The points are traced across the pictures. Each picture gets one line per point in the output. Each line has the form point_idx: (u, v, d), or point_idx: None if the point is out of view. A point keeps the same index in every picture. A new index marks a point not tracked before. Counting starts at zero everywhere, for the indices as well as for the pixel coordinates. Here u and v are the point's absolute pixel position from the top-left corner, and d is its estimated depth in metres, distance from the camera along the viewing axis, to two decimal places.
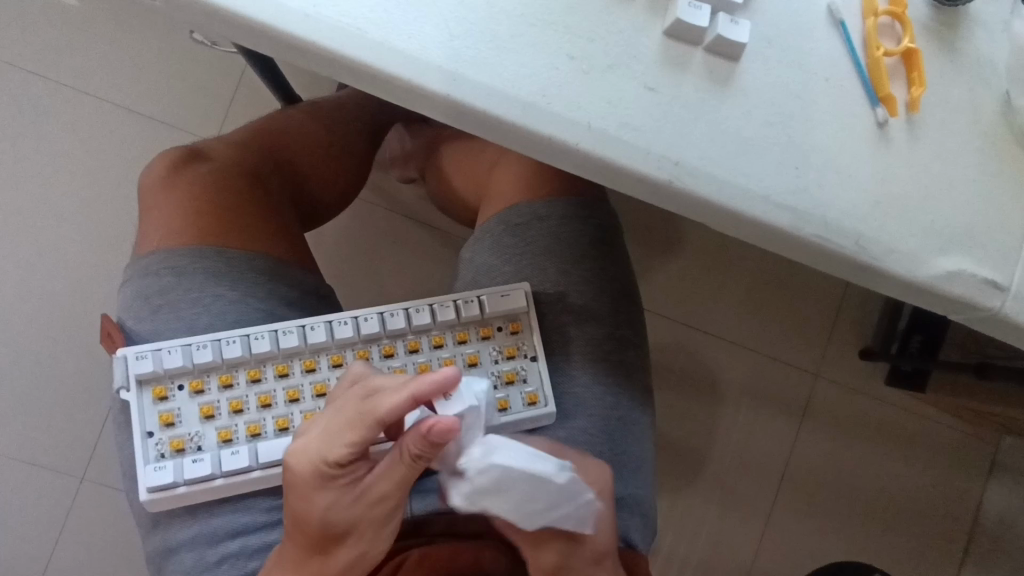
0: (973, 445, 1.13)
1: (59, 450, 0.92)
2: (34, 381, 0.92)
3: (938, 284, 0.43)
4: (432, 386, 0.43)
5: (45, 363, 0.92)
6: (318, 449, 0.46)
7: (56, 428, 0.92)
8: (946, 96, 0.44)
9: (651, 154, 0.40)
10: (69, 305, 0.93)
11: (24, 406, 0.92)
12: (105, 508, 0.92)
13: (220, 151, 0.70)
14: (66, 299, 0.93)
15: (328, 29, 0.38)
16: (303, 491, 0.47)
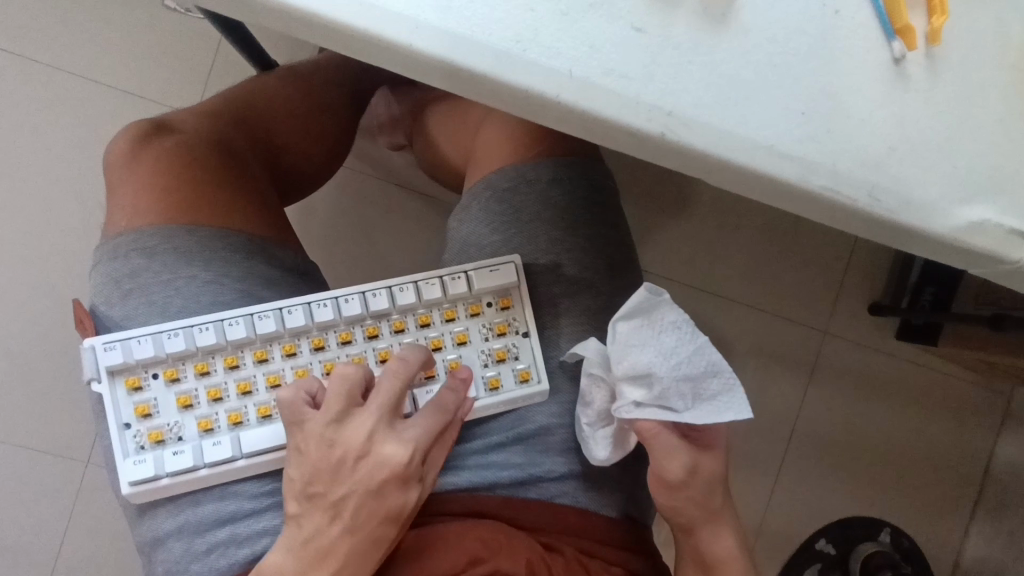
0: (985, 397, 1.11)
1: (56, 437, 0.91)
2: (25, 369, 0.90)
3: (960, 235, 0.39)
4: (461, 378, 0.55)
5: (35, 350, 0.90)
6: (422, 447, 0.50)
7: (52, 416, 0.91)
8: (971, 26, 0.39)
9: (641, 104, 0.36)
10: (54, 290, 0.91)
11: (18, 394, 0.90)
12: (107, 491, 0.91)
13: (187, 123, 0.66)
14: (50, 284, 0.91)
15: None
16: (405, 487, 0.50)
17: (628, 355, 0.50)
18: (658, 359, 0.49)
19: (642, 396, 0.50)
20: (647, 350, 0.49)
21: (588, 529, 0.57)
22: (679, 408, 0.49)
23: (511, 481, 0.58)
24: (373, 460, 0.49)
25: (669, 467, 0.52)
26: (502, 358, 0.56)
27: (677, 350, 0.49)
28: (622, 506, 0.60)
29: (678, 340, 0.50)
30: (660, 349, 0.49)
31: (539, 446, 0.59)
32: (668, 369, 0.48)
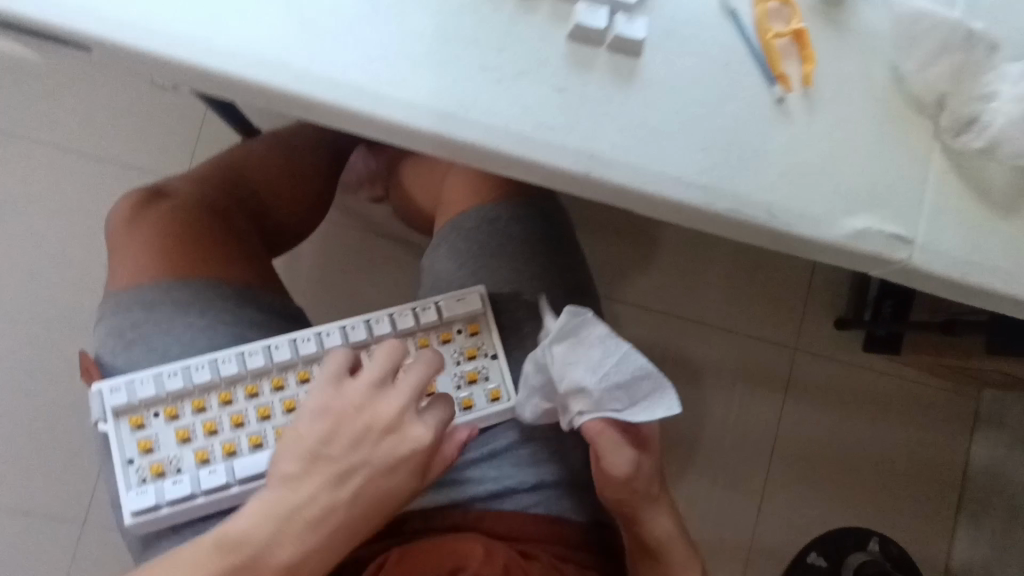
0: (955, 401, 1.17)
1: (56, 491, 0.94)
2: (30, 428, 0.94)
3: (848, 241, 0.46)
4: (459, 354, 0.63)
5: (36, 407, 0.94)
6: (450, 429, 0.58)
7: (51, 471, 0.94)
8: (838, 68, 0.47)
9: (567, 149, 0.43)
10: (54, 349, 0.95)
11: (24, 453, 0.94)
12: (110, 544, 0.93)
13: (180, 187, 0.73)
14: (51, 344, 0.95)
15: (253, 62, 0.41)
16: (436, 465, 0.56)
17: (564, 374, 0.54)
18: (589, 374, 0.53)
19: (584, 407, 0.54)
20: (578, 366, 0.54)
21: (559, 534, 0.63)
22: (619, 409, 0.53)
23: (490, 494, 0.63)
24: (421, 468, 0.53)
25: (612, 466, 0.58)
26: (474, 380, 0.62)
27: (605, 361, 0.53)
28: (590, 511, 0.65)
29: (605, 351, 0.53)
30: (589, 364, 0.53)
31: (513, 460, 0.64)
32: (600, 381, 0.53)
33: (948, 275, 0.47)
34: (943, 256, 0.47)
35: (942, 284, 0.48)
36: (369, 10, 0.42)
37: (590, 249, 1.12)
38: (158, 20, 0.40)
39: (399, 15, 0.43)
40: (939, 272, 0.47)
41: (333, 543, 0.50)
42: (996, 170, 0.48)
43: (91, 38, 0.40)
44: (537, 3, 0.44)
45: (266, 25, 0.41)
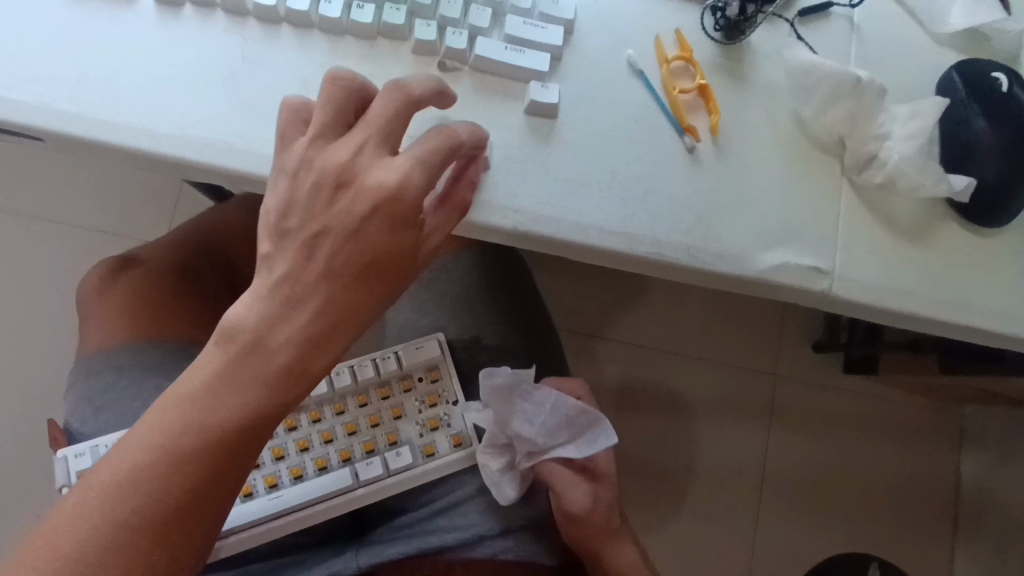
0: (939, 418, 1.17)
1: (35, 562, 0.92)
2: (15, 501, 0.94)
3: (768, 276, 0.49)
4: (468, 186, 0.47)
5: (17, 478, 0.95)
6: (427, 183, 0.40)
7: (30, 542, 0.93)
8: (742, 118, 0.51)
9: (494, 206, 0.47)
10: (35, 418, 0.96)
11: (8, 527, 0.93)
12: None
13: (151, 254, 0.76)
14: (33, 413, 0.96)
15: (196, 145, 0.44)
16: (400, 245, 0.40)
17: (505, 429, 0.59)
18: (527, 422, 0.58)
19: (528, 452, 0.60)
20: (515, 418, 0.58)
21: None
22: (566, 444, 0.59)
23: (460, 542, 0.63)
24: (412, 220, 0.39)
25: (573, 500, 0.62)
26: (436, 426, 0.63)
27: (541, 408, 0.58)
28: (559, 552, 0.66)
29: (537, 400, 0.58)
30: (525, 412, 0.58)
31: (479, 505, 0.65)
32: (539, 426, 0.58)
33: (869, 302, 0.49)
34: (862, 285, 0.50)
35: (868, 311, 0.50)
36: (301, 92, 0.46)
37: (562, 289, 1.15)
38: (109, 113, 0.44)
39: None
40: (860, 300, 0.49)
41: (316, 349, 0.39)
42: (901, 203, 0.51)
43: (48, 131, 0.43)
44: (459, 76, 0.48)
45: (209, 111, 0.45)
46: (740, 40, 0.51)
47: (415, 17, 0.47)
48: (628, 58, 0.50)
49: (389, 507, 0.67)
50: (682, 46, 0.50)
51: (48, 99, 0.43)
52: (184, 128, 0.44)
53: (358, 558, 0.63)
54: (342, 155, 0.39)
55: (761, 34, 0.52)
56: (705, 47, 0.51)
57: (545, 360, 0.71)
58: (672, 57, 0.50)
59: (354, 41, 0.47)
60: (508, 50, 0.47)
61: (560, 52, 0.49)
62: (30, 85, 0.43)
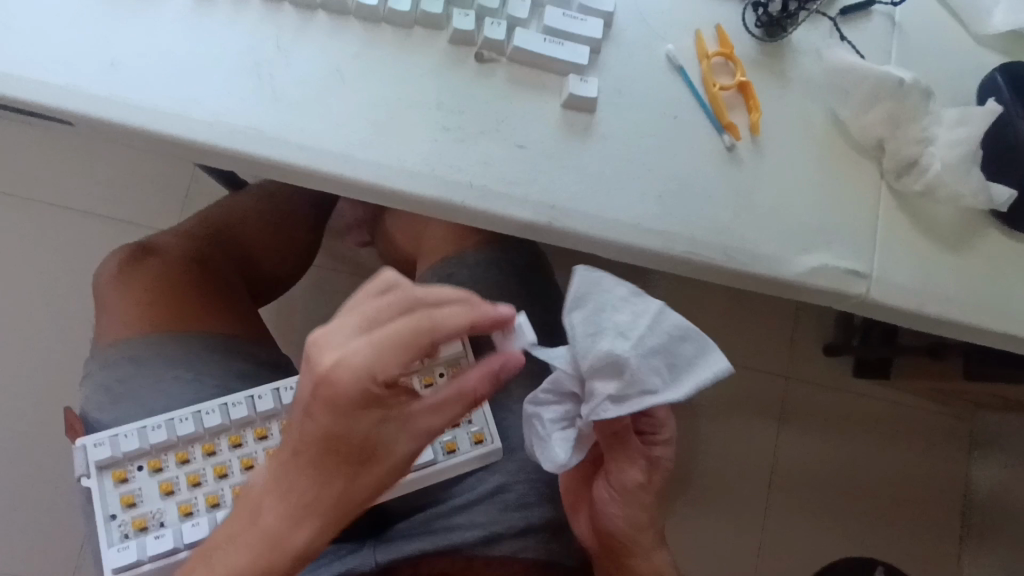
0: (950, 424, 1.17)
1: (46, 547, 0.93)
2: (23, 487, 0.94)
3: (804, 278, 0.48)
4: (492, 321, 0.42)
5: (27, 465, 0.94)
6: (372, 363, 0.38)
7: (42, 528, 0.93)
8: (780, 117, 0.50)
9: (528, 201, 0.46)
10: (46, 404, 0.96)
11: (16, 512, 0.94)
12: None
13: (169, 243, 0.75)
14: (43, 399, 0.96)
15: (229, 133, 0.43)
16: (350, 414, 0.40)
17: (593, 341, 0.45)
18: (620, 340, 0.45)
19: (613, 387, 0.45)
20: (608, 330, 0.46)
21: None
22: (658, 384, 0.45)
23: (480, 541, 0.62)
24: (369, 401, 0.39)
25: (627, 471, 0.56)
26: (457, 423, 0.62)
27: (638, 324, 0.46)
28: (580, 552, 0.65)
29: (636, 313, 0.46)
30: (620, 326, 0.46)
31: (498, 504, 0.64)
32: (636, 349, 0.45)
33: (905, 308, 0.48)
34: (899, 289, 0.48)
35: (903, 317, 0.49)
36: (335, 80, 0.45)
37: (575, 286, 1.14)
38: (141, 97, 0.43)
39: (362, 83, 0.45)
40: (896, 305, 0.48)
41: (336, 499, 0.43)
42: (941, 209, 0.50)
43: (76, 113, 0.42)
44: (496, 67, 0.47)
45: (241, 98, 0.44)
46: (781, 37, 0.50)
47: (453, 4, 0.46)
48: (668, 53, 0.49)
49: (406, 504, 0.66)
50: (722, 41, 0.49)
51: (79, 81, 0.42)
52: (217, 114, 0.43)
53: (376, 555, 0.62)
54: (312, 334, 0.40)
55: (803, 31, 0.51)
56: (746, 43, 0.50)
57: None
58: (712, 53, 0.49)
59: (389, 30, 0.46)
60: (547, 42, 0.46)
61: (599, 45, 0.48)
62: (60, 66, 0.42)
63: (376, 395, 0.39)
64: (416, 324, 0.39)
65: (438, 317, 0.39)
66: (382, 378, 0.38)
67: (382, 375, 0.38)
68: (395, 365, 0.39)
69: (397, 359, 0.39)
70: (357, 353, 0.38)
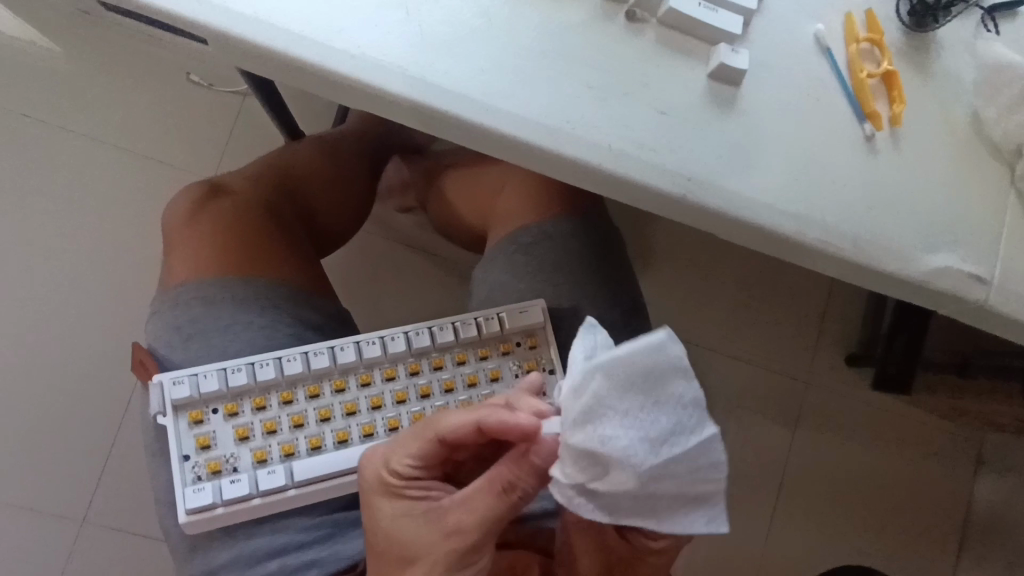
0: (963, 443, 1.17)
1: (78, 478, 0.95)
2: (53, 417, 0.95)
3: (929, 278, 0.47)
4: (497, 418, 0.44)
5: (66, 397, 0.96)
6: (385, 455, 0.49)
7: (75, 459, 0.95)
8: (921, 111, 0.48)
9: (667, 170, 0.44)
10: (89, 340, 0.97)
11: (42, 443, 0.95)
12: (127, 537, 0.94)
13: (238, 185, 0.73)
14: (85, 335, 0.97)
15: (373, 68, 0.41)
16: (371, 497, 0.49)
17: (599, 428, 0.35)
18: (638, 446, 0.35)
19: (590, 479, 0.37)
20: (625, 426, 0.35)
21: None
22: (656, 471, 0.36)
23: (543, 511, 0.61)
24: (391, 491, 0.48)
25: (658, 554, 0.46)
26: None
27: (665, 437, 0.35)
28: None
29: (674, 420, 0.35)
30: (645, 432, 0.35)
31: None
32: (644, 464, 0.35)
33: (1023, 319, 0.48)
34: (1019, 298, 0.48)
35: (1014, 329, 0.49)
36: (486, 26, 0.43)
37: None
38: (283, 20, 0.41)
39: (513, 32, 0.43)
40: (1016, 315, 0.48)
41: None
42: None
43: (214, 32, 0.40)
44: (645, 28, 0.45)
45: (389, 32, 0.42)
46: (930, 28, 0.48)
47: None
48: (816, 33, 0.47)
49: None
50: (872, 27, 0.48)
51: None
52: (362, 47, 0.41)
53: None
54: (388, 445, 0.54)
55: (950, 26, 0.50)
56: (893, 31, 0.49)
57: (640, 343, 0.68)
58: (862, 37, 0.47)
59: None
60: (700, 7, 0.44)
61: (751, 17, 0.46)
62: None
63: (389, 486, 0.48)
64: (424, 421, 0.48)
65: (442, 419, 0.46)
66: (393, 470, 0.48)
67: (393, 467, 0.48)
68: (408, 454, 0.48)
69: (410, 453, 0.47)
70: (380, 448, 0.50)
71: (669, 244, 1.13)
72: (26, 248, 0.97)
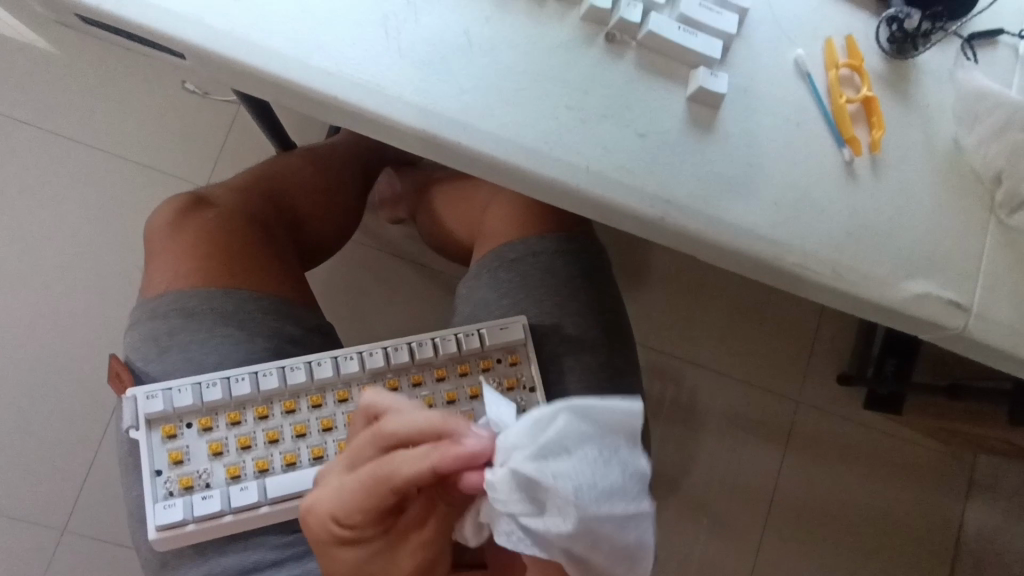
0: (955, 466, 1.16)
1: (54, 489, 0.94)
2: (33, 425, 0.94)
3: (908, 304, 0.47)
4: (453, 461, 0.37)
5: (46, 404, 0.95)
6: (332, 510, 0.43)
7: (54, 468, 0.94)
8: (901, 137, 0.48)
9: (645, 192, 0.44)
10: (73, 347, 0.96)
11: (21, 450, 0.94)
12: (105, 547, 0.93)
13: (224, 196, 0.73)
14: (68, 343, 0.96)
15: (349, 86, 0.41)
16: (327, 547, 0.45)
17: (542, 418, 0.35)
18: (580, 483, 0.32)
19: (520, 514, 0.34)
20: (573, 457, 0.33)
21: None
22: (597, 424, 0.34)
23: None
24: (344, 540, 0.44)
25: None
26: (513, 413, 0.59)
27: (606, 476, 0.33)
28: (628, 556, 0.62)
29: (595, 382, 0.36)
30: (591, 467, 0.33)
31: None
32: (579, 507, 0.32)
33: (1001, 348, 0.48)
34: (998, 326, 0.48)
35: (990, 356, 0.49)
36: (466, 45, 0.43)
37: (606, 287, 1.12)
38: (261, 37, 0.41)
39: (491, 52, 0.43)
40: (994, 342, 0.48)
41: None
42: None
43: (194, 48, 0.40)
44: (625, 52, 0.45)
45: (367, 51, 0.42)
46: (910, 54, 0.48)
47: None
48: (797, 58, 0.48)
49: None
50: (852, 53, 0.48)
51: (199, 13, 0.40)
52: (338, 65, 0.41)
53: None
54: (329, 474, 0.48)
55: (932, 52, 0.50)
56: (875, 57, 0.49)
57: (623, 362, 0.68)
58: (842, 63, 0.48)
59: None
60: (681, 30, 0.44)
61: (731, 41, 0.46)
62: None
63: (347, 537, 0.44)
64: (370, 473, 0.41)
65: (395, 472, 0.39)
66: (344, 523, 0.43)
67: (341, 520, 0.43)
68: (358, 508, 0.42)
69: (360, 507, 0.42)
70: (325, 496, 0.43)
71: (663, 261, 1.13)
72: (11, 254, 0.96)
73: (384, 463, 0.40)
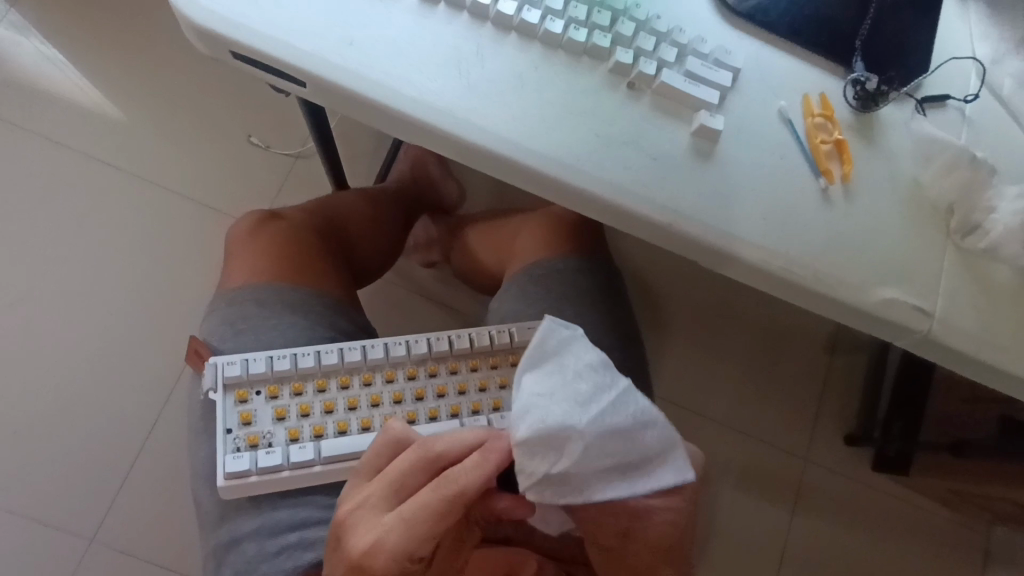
0: (965, 532, 1.15)
1: (100, 491, 1.01)
2: (88, 426, 1.03)
3: (879, 307, 0.56)
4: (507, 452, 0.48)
5: (102, 407, 1.04)
6: (404, 545, 0.47)
7: (99, 469, 1.02)
8: (869, 172, 0.59)
9: (655, 203, 0.55)
10: (132, 357, 1.06)
11: (73, 450, 1.02)
12: (137, 548, 1.00)
13: (292, 215, 0.85)
14: (127, 353, 1.06)
15: (427, 110, 0.54)
16: None
17: (530, 411, 0.46)
18: (577, 409, 0.45)
19: (548, 466, 0.45)
20: (564, 398, 0.46)
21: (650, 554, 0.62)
22: (557, 378, 0.47)
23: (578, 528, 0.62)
24: (405, 573, 0.48)
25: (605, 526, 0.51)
26: None
27: (593, 402, 0.46)
28: None
29: (531, 364, 0.48)
30: (577, 399, 0.46)
31: None
32: (582, 426, 0.45)
33: (962, 349, 0.56)
34: (958, 330, 0.56)
35: (952, 358, 0.57)
36: (518, 85, 0.55)
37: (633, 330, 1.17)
38: (364, 71, 0.54)
39: (538, 90, 0.56)
40: (956, 344, 0.56)
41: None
42: (998, 271, 0.58)
43: (313, 78, 0.53)
44: (642, 96, 0.57)
45: (442, 85, 0.54)
46: (873, 110, 0.60)
47: (617, 43, 0.57)
48: (781, 107, 0.59)
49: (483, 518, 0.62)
50: (825, 105, 0.60)
51: (319, 51, 0.53)
52: (420, 94, 0.54)
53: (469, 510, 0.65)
54: (344, 512, 0.51)
55: (892, 108, 0.61)
56: (844, 110, 0.60)
57: (636, 367, 0.76)
58: (817, 113, 0.59)
59: (564, 53, 0.57)
60: (686, 82, 0.57)
61: (727, 92, 0.58)
62: (307, 36, 0.53)
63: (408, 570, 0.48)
64: (442, 495, 0.47)
65: (466, 485, 0.47)
66: (413, 555, 0.48)
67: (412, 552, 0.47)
68: (426, 534, 0.47)
69: (429, 532, 0.47)
70: (391, 536, 0.47)
71: (680, 309, 1.18)
72: (90, 270, 1.09)
73: (448, 484, 0.47)
